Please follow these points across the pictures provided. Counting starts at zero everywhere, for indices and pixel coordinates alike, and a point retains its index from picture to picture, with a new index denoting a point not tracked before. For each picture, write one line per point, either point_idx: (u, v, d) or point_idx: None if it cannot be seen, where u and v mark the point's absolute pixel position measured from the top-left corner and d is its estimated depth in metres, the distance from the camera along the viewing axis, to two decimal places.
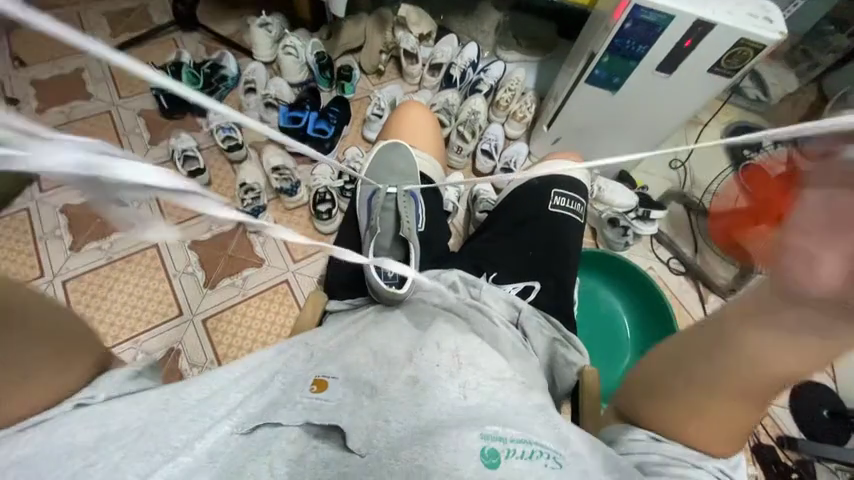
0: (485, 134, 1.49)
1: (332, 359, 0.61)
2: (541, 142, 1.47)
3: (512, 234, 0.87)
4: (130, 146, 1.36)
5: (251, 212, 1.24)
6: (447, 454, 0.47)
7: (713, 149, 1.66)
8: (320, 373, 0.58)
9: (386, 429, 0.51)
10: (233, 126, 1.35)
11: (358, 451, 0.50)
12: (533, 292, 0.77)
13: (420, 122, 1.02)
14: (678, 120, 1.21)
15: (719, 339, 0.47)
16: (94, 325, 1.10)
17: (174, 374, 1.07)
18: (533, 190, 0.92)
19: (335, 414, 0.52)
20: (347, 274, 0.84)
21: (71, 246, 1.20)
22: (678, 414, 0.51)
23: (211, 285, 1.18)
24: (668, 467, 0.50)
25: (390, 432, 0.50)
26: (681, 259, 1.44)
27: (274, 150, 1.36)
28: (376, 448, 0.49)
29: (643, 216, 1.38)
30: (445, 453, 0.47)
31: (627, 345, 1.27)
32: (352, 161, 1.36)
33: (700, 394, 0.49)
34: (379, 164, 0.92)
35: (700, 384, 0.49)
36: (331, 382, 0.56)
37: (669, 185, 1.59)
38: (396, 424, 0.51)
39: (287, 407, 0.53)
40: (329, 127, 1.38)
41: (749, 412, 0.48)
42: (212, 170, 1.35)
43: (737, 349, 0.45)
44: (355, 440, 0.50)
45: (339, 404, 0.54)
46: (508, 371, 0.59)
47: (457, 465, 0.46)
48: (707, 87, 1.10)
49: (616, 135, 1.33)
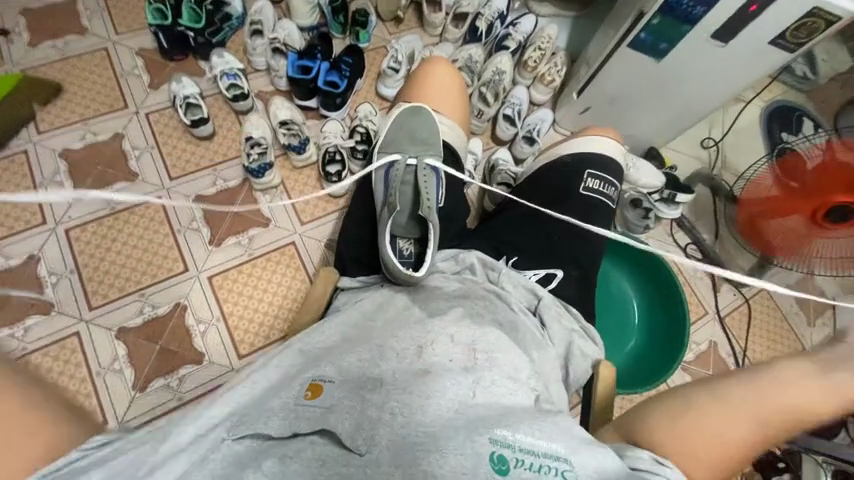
0: (508, 97, 1.38)
1: (329, 355, 0.61)
2: (568, 111, 1.37)
3: (539, 216, 0.82)
4: (128, 89, 1.27)
5: (256, 169, 1.17)
6: (456, 457, 0.48)
7: (749, 129, 1.55)
8: (316, 375, 0.58)
9: (392, 424, 0.51)
10: (238, 73, 1.25)
11: (358, 450, 0.49)
12: (554, 281, 0.75)
13: (444, 82, 0.92)
14: (723, 97, 1.11)
15: (722, 389, 0.62)
16: (100, 277, 1.09)
17: (181, 329, 1.08)
18: (563, 170, 0.87)
19: (321, 420, 0.51)
20: (358, 250, 0.81)
21: (72, 194, 1.16)
22: (683, 445, 0.59)
23: (216, 243, 1.16)
24: None
25: (395, 429, 0.51)
26: (700, 244, 1.39)
27: (281, 102, 1.27)
28: (379, 446, 0.50)
29: (667, 198, 1.31)
30: (455, 456, 0.48)
31: (633, 329, 1.26)
32: (364, 120, 1.27)
33: (709, 426, 0.60)
34: (397, 131, 0.85)
35: (715, 419, 0.60)
36: (325, 386, 0.56)
37: (697, 165, 1.50)
38: (402, 421, 0.51)
39: (276, 416, 0.53)
40: (341, 81, 1.27)
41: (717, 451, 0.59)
42: (216, 120, 1.27)
43: (743, 398, 0.60)
44: (354, 438, 0.50)
45: (329, 410, 0.52)
46: (525, 371, 0.60)
47: (465, 470, 0.47)
48: (764, 63, 0.99)
49: (652, 108, 1.22)
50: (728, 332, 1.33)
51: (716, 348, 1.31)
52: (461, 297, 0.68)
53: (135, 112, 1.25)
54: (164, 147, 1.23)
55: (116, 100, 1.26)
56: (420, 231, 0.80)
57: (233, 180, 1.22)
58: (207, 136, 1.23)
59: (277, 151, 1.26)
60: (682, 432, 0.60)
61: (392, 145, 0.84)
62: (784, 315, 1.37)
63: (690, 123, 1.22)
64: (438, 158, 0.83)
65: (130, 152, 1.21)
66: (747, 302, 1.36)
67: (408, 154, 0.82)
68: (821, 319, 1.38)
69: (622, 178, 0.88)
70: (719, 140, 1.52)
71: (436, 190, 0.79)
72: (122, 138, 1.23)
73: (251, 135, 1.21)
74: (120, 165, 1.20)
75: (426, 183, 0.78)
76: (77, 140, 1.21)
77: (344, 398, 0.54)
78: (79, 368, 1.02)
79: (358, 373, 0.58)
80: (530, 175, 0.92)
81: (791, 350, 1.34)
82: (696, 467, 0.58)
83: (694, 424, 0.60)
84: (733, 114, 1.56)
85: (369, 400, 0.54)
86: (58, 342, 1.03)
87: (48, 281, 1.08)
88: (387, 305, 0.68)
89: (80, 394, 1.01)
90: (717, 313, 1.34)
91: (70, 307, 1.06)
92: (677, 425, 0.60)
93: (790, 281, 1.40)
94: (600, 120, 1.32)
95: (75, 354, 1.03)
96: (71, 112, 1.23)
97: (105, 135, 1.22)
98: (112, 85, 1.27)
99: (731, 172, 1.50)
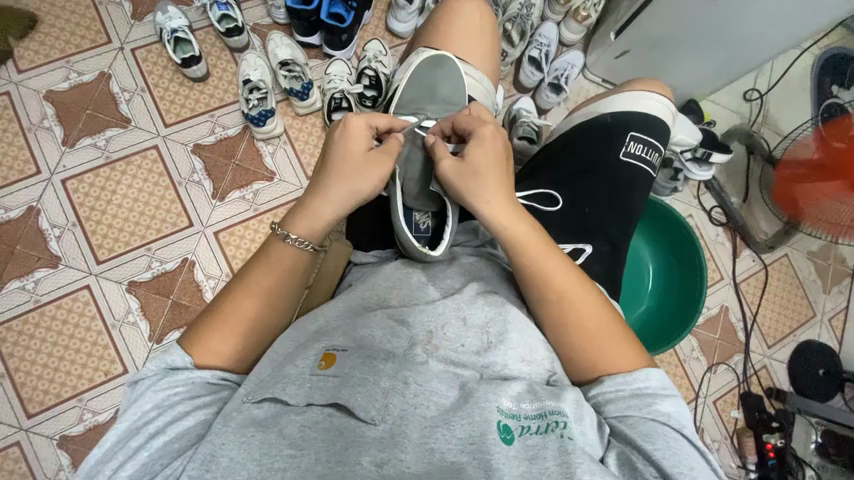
0: (535, 36, 1.22)
1: (340, 327, 0.58)
2: (602, 54, 1.21)
3: (571, 184, 0.80)
4: (110, 20, 1.13)
5: (255, 117, 1.06)
6: (464, 428, 0.49)
7: (798, 80, 1.40)
8: (330, 344, 0.55)
9: (405, 393, 0.51)
10: (229, 2, 1.09)
11: (372, 422, 0.49)
12: (582, 256, 0.73)
13: (472, 24, 0.85)
14: (779, 47, 0.95)
15: (562, 290, 0.59)
16: (104, 230, 1.06)
17: (191, 285, 1.07)
18: (603, 131, 0.84)
19: (335, 393, 0.50)
20: (375, 225, 0.78)
21: (63, 141, 1.08)
22: (584, 363, 0.59)
23: (220, 197, 1.11)
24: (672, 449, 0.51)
25: (407, 401, 0.50)
26: (726, 208, 1.31)
27: (280, 38, 1.13)
28: (393, 416, 0.49)
29: (700, 157, 1.21)
30: (462, 427, 0.49)
31: (645, 296, 1.23)
32: (373, 60, 1.13)
33: (581, 327, 0.58)
34: (419, 86, 0.80)
35: (573, 317, 0.59)
36: (339, 356, 0.53)
37: (736, 120, 1.36)
38: (415, 389, 0.51)
39: (293, 384, 0.51)
40: (348, 13, 1.09)
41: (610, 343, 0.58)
42: (209, 59, 1.14)
43: (572, 280, 0.59)
44: (367, 411, 0.49)
45: (344, 380, 0.51)
46: (541, 352, 0.58)
47: (473, 439, 0.48)
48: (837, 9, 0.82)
49: (696, 55, 1.07)
50: (741, 297, 1.31)
51: (727, 313, 1.29)
52: (473, 276, 0.65)
53: (120, 49, 1.13)
54: (155, 89, 1.12)
55: (98, 34, 1.12)
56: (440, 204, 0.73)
57: (233, 128, 1.13)
58: (200, 78, 1.12)
59: (278, 96, 1.15)
60: (569, 352, 0.59)
61: (413, 102, 0.80)
62: (801, 283, 1.34)
63: (737, 74, 1.08)
64: None
65: (119, 95, 1.11)
66: (765, 269, 1.32)
67: (429, 114, 0.78)
68: (837, 287, 1.36)
69: (665, 141, 0.86)
70: (764, 93, 1.37)
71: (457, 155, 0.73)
72: (109, 78, 1.12)
73: (249, 77, 1.09)
74: (110, 109, 1.11)
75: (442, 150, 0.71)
76: (61, 80, 1.10)
77: (356, 367, 0.52)
78: (93, 320, 1.03)
79: (371, 342, 0.55)
80: (566, 133, 0.89)
81: (802, 316, 1.33)
82: (603, 363, 0.58)
83: (567, 344, 0.59)
84: (784, 63, 1.39)
85: (381, 371, 0.52)
86: (70, 295, 1.04)
87: (51, 234, 1.05)
88: (401, 283, 0.63)
89: (98, 345, 1.03)
90: (732, 279, 1.31)
91: (78, 260, 1.05)
92: (563, 352, 0.60)
93: (812, 248, 1.35)
94: (636, 66, 1.18)
95: (88, 306, 1.04)
96: (50, 48, 1.10)
97: (90, 74, 1.11)
98: (92, 16, 1.13)
99: (771, 129, 1.37)
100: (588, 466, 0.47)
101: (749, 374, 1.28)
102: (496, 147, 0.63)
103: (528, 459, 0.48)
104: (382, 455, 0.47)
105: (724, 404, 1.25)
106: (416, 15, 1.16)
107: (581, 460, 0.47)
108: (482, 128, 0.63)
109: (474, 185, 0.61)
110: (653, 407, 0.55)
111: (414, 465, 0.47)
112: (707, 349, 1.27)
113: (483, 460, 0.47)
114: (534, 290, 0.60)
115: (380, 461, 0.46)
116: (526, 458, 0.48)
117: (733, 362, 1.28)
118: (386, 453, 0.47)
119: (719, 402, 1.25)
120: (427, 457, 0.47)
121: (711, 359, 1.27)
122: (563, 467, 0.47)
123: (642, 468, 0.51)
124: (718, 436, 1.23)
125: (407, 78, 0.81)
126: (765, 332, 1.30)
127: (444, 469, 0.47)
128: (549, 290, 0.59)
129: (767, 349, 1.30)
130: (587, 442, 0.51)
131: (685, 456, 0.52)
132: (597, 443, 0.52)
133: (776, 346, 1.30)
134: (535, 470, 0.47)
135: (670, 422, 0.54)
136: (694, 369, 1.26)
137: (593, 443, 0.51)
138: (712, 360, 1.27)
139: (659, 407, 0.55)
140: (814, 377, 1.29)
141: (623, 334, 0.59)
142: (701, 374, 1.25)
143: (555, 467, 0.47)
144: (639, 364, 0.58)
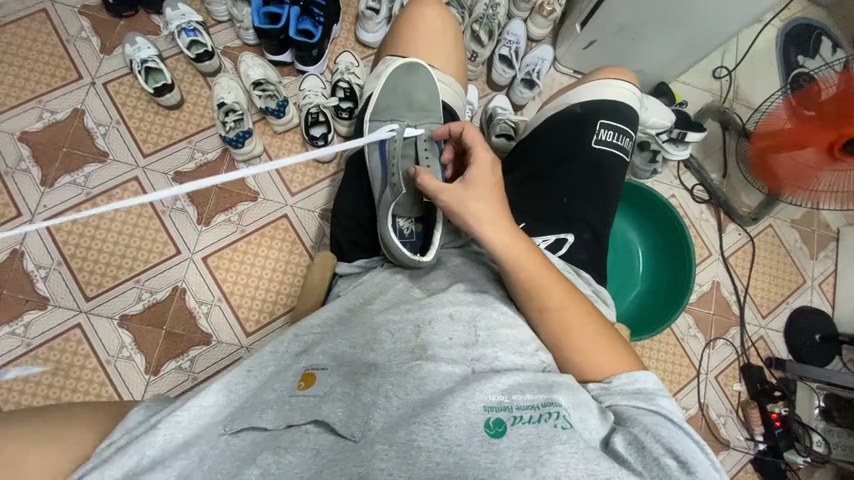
0: (504, 34, 1.24)
1: (320, 345, 0.58)
2: (570, 46, 1.24)
3: (548, 177, 0.82)
4: (80, 57, 1.13)
5: (234, 138, 1.06)
6: (451, 430, 0.48)
7: (764, 54, 1.43)
8: (309, 365, 0.56)
9: (387, 408, 0.50)
10: (197, 27, 1.10)
11: (352, 438, 0.49)
12: (565, 246, 0.75)
13: (435, 31, 0.86)
14: (741, 21, 0.97)
15: (550, 300, 0.60)
16: (90, 267, 1.05)
17: (184, 312, 1.06)
18: (574, 121, 0.85)
19: (314, 410, 0.51)
20: (355, 233, 0.79)
21: (42, 181, 1.08)
22: (579, 369, 0.59)
23: (205, 221, 1.10)
24: (674, 434, 0.52)
25: (390, 411, 0.50)
26: (707, 185, 1.33)
27: (251, 59, 1.14)
28: (373, 430, 0.49)
29: (676, 138, 1.23)
30: (449, 428, 0.48)
31: (637, 279, 1.24)
32: (345, 72, 1.14)
33: (568, 320, 0.59)
34: (394, 93, 0.80)
35: (561, 310, 0.60)
36: (318, 375, 0.54)
37: (708, 98, 1.39)
38: (398, 399, 0.51)
39: (272, 409, 0.51)
40: (316, 28, 1.11)
41: (605, 353, 0.59)
42: (182, 86, 1.15)
43: (558, 294, 0.60)
44: (347, 426, 0.49)
45: (325, 397, 0.52)
46: (533, 344, 0.59)
47: (461, 441, 0.48)
48: None
49: (661, 37, 1.09)
50: (731, 271, 1.32)
51: (719, 288, 1.31)
52: (457, 277, 0.65)
53: (91, 84, 1.13)
54: (131, 120, 1.12)
55: (67, 71, 1.12)
56: (424, 211, 0.74)
57: (212, 152, 1.13)
58: (174, 105, 1.12)
59: (255, 116, 1.16)
60: (558, 342, 0.59)
61: (389, 111, 0.80)
62: (788, 251, 1.36)
63: (704, 51, 1.10)
64: (438, 125, 0.80)
65: (95, 130, 1.11)
66: (751, 240, 1.34)
67: (407, 122, 0.78)
68: (823, 252, 1.38)
69: (635, 127, 0.87)
70: (732, 69, 1.40)
71: (441, 174, 0.76)
72: (83, 114, 1.11)
73: (223, 100, 1.10)
74: (87, 145, 1.10)
75: (428, 158, 0.75)
76: (35, 120, 1.10)
77: (337, 386, 0.53)
78: (87, 359, 1.02)
79: (352, 357, 0.57)
80: (540, 125, 0.90)
81: (792, 283, 1.34)
82: (598, 372, 0.58)
83: (566, 349, 0.59)
84: (748, 39, 1.43)
85: (364, 386, 0.52)
86: (61, 335, 1.02)
87: (37, 275, 1.04)
88: (387, 291, 0.64)
89: (94, 382, 1.01)
90: (721, 254, 1.32)
91: (67, 300, 1.04)
92: (550, 342, 0.60)
93: (796, 216, 1.37)
94: (604, 54, 1.20)
95: (80, 345, 1.02)
96: (20, 90, 1.10)
97: (63, 111, 1.11)
98: (60, 54, 1.13)
99: (743, 103, 1.40)
100: (582, 454, 0.48)
101: (748, 346, 1.29)
102: (486, 157, 0.66)
103: (522, 448, 0.48)
104: (361, 470, 0.46)
105: (726, 379, 1.26)
106: (385, 24, 1.18)
107: (575, 449, 0.48)
108: (480, 151, 0.66)
109: (466, 196, 0.63)
110: (653, 402, 0.56)
111: (398, 470, 0.46)
112: (703, 325, 1.28)
113: (466, 456, 0.47)
114: (528, 297, 0.60)
115: (360, 476, 0.46)
116: (520, 448, 0.48)
117: (730, 335, 1.29)
118: (364, 467, 0.46)
119: (721, 377, 1.26)
120: (414, 460, 0.46)
121: (709, 334, 1.28)
122: (554, 455, 0.47)
123: (649, 446, 0.50)
124: (722, 411, 1.24)
125: (381, 85, 0.80)
126: (758, 302, 1.32)
127: (432, 472, 0.46)
128: (534, 283, 0.60)
129: (762, 319, 1.32)
130: (581, 431, 0.51)
131: (688, 447, 0.51)
132: (599, 425, 0.53)
133: (770, 315, 1.32)
134: (528, 459, 0.47)
135: (672, 417, 0.55)
136: (693, 347, 1.27)
137: (593, 430, 0.52)
138: (710, 335, 1.28)
139: (659, 402, 0.56)
140: (810, 342, 1.31)
141: (617, 345, 0.60)
142: (700, 351, 1.26)
143: (547, 455, 0.47)
144: (635, 367, 0.59)
